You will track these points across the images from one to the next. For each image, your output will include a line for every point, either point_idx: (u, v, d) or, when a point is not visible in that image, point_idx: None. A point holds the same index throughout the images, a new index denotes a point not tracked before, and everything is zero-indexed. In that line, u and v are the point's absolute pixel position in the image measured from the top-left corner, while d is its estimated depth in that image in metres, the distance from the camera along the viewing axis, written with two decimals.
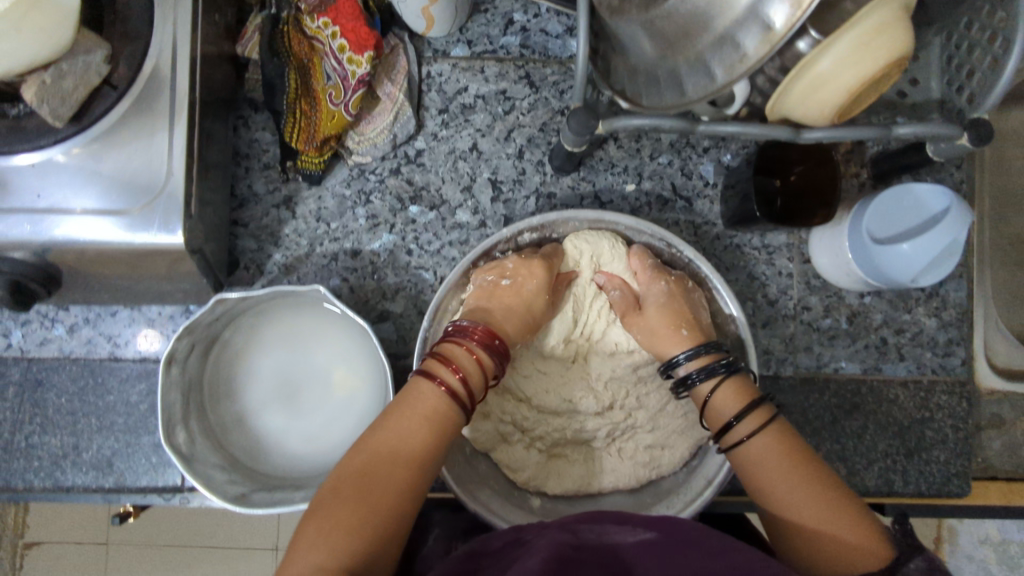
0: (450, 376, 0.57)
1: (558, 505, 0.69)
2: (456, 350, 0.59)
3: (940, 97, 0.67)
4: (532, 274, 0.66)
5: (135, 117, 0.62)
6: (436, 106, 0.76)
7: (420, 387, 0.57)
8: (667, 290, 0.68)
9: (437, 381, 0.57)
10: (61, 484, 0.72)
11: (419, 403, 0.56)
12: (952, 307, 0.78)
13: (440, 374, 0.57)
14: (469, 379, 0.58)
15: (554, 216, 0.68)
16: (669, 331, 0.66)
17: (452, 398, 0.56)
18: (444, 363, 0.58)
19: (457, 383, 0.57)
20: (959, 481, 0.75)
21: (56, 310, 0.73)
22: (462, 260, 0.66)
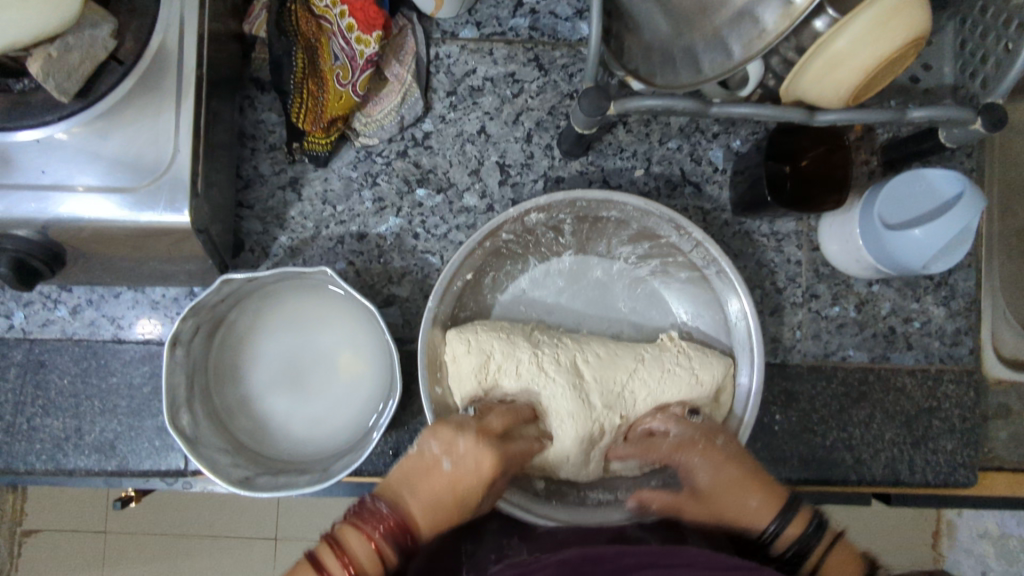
0: (362, 551, 0.49)
1: (562, 487, 0.70)
2: (353, 536, 0.50)
3: (952, 83, 0.67)
4: (477, 459, 0.56)
5: (140, 94, 0.61)
6: (443, 89, 0.75)
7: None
8: (707, 461, 0.60)
9: (363, 532, 0.50)
10: (63, 467, 0.71)
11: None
12: (961, 296, 0.77)
13: (326, 567, 0.48)
14: (362, 573, 0.48)
15: (561, 197, 0.66)
16: (738, 501, 0.58)
17: None
18: (344, 546, 0.49)
19: (364, 562, 0.49)
20: (965, 471, 0.74)
21: (59, 291, 0.73)
22: (466, 242, 0.64)
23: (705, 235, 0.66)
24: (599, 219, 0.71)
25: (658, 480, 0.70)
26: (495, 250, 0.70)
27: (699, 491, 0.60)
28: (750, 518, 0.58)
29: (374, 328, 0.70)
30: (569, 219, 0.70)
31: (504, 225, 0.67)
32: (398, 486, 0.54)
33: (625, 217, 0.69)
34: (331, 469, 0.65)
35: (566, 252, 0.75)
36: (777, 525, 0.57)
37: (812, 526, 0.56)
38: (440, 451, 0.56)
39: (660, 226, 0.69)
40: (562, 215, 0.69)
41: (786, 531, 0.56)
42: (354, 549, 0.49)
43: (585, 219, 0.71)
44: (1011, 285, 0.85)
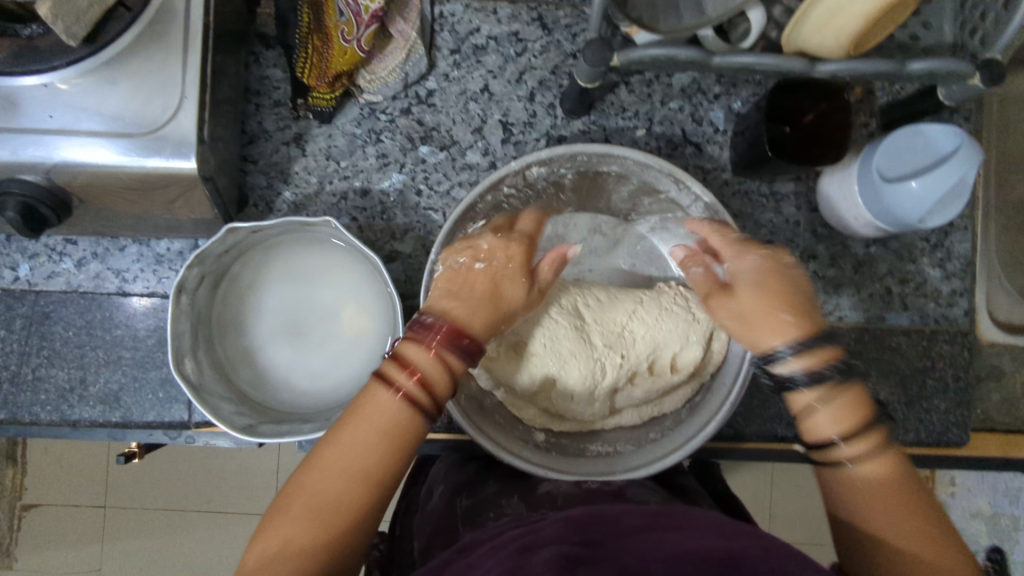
0: (428, 362, 0.51)
1: (561, 440, 0.70)
2: (417, 346, 0.51)
3: (952, 41, 0.67)
4: (509, 257, 0.61)
5: (148, 42, 0.61)
6: (448, 47, 0.76)
7: (376, 395, 0.50)
8: (759, 264, 0.56)
9: (421, 346, 0.51)
10: (68, 418, 0.72)
11: (377, 414, 0.49)
12: (957, 258, 0.78)
13: (396, 378, 0.50)
14: (428, 381, 0.50)
15: (563, 150, 0.66)
16: (770, 315, 0.53)
17: (412, 405, 0.49)
18: (406, 358, 0.50)
19: (427, 370, 0.50)
20: (958, 430, 0.75)
21: (64, 243, 0.73)
22: (467, 196, 0.64)
23: (705, 189, 0.66)
24: (599, 174, 0.72)
25: (656, 433, 0.70)
26: (496, 206, 0.71)
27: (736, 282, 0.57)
28: (770, 333, 0.53)
29: (377, 281, 0.71)
30: (570, 174, 0.71)
31: (506, 179, 0.67)
32: (444, 300, 0.57)
33: (625, 171, 0.70)
34: (333, 417, 0.66)
35: (567, 209, 0.76)
36: (794, 346, 0.51)
37: (820, 375, 0.50)
38: (469, 259, 0.60)
39: (659, 179, 0.69)
40: (563, 169, 0.70)
41: (793, 362, 0.51)
42: (417, 363, 0.50)
43: (584, 174, 0.72)
44: (1006, 251, 0.86)
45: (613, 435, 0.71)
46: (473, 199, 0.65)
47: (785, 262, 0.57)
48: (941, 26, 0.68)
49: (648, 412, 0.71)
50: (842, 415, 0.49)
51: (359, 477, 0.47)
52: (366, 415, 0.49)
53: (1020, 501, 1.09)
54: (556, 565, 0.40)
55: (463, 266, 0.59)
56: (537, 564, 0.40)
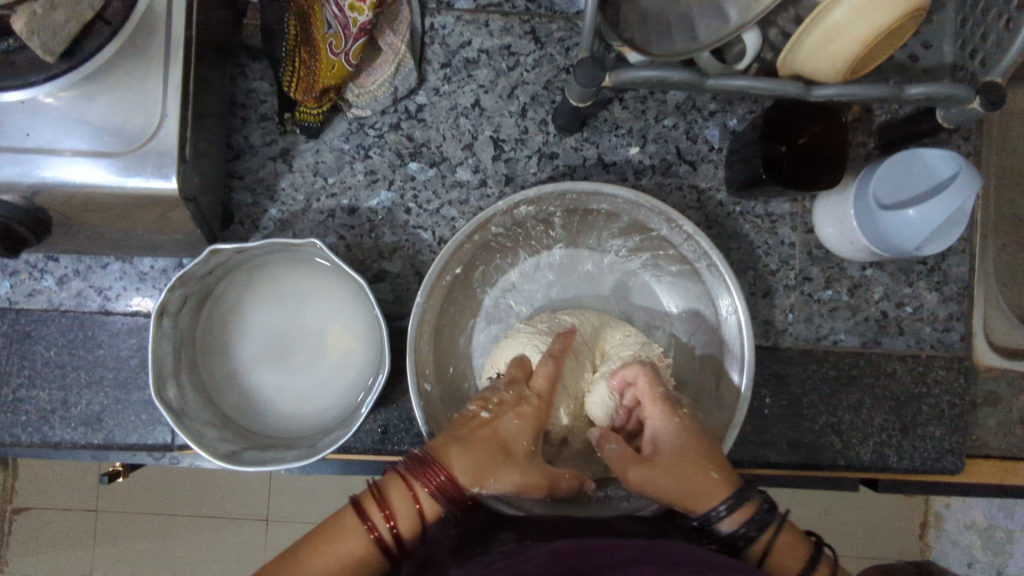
0: (405, 509, 0.53)
1: (553, 485, 0.69)
2: (403, 489, 0.53)
3: (952, 62, 0.66)
4: (519, 415, 0.59)
5: (130, 57, 0.60)
6: (438, 60, 0.74)
7: (346, 521, 0.52)
8: (683, 426, 0.59)
9: (406, 492, 0.53)
10: (49, 439, 0.70)
11: (347, 542, 0.51)
12: (954, 282, 0.77)
13: (371, 516, 0.52)
14: (400, 529, 0.52)
15: (551, 189, 0.65)
16: (698, 473, 0.55)
17: (379, 547, 0.52)
18: (386, 499, 0.53)
19: (401, 516, 0.53)
20: (953, 457, 0.74)
21: (45, 261, 0.72)
22: (452, 237, 0.63)
23: (696, 227, 0.65)
24: (590, 212, 0.72)
25: None
26: (485, 243, 0.71)
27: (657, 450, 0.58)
28: (703, 496, 0.54)
29: (363, 303, 0.70)
30: (558, 213, 0.71)
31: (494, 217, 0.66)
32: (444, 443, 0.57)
33: (615, 209, 0.70)
34: (318, 444, 0.64)
35: (556, 246, 0.75)
36: (726, 505, 0.53)
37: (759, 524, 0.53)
38: (479, 407, 0.60)
39: (651, 217, 0.69)
40: (551, 208, 0.69)
41: (730, 521, 0.53)
42: (394, 509, 0.53)
43: (573, 210, 0.71)
44: (1005, 272, 0.85)
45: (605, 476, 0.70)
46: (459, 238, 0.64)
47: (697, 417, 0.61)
48: (941, 46, 0.67)
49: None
50: (791, 552, 0.53)
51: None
52: (331, 548, 0.51)
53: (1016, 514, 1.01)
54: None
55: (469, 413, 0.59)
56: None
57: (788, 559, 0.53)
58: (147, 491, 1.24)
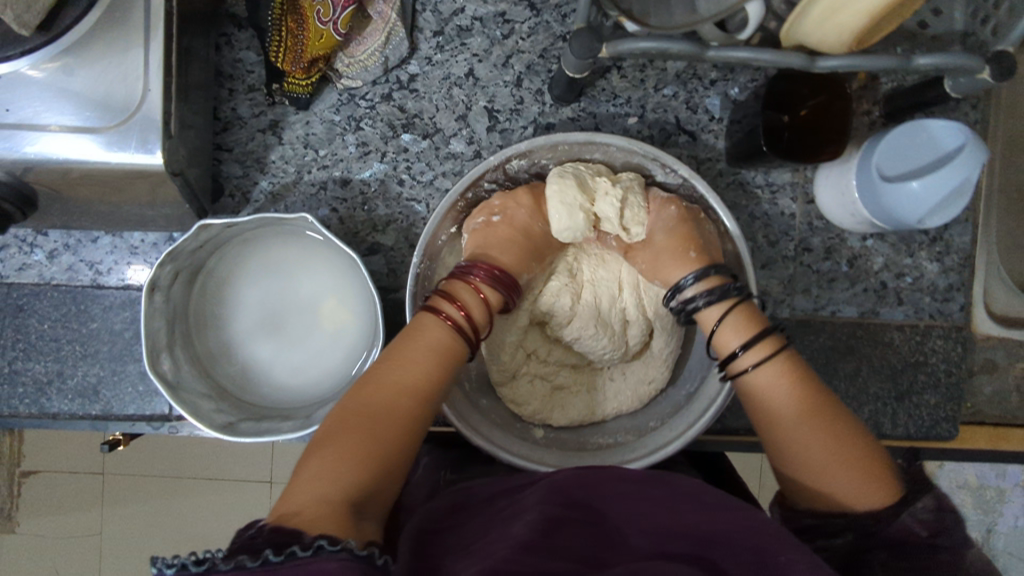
0: (472, 299, 0.61)
1: (561, 435, 0.69)
2: (468, 289, 0.61)
3: (962, 29, 0.64)
4: (520, 203, 0.68)
5: (110, 26, 0.58)
6: (430, 28, 0.72)
7: (427, 321, 0.58)
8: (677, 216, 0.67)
9: (465, 283, 0.61)
10: (47, 411, 0.71)
11: (428, 334, 0.57)
12: (956, 252, 0.76)
13: (444, 307, 0.59)
14: (473, 314, 0.60)
15: (542, 140, 0.64)
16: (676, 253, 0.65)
17: (459, 331, 0.58)
18: (438, 308, 0.59)
19: (469, 303, 0.60)
20: (947, 424, 0.75)
21: (35, 235, 0.71)
22: (441, 200, 0.62)
23: (692, 170, 0.64)
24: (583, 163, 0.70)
25: (655, 422, 0.69)
26: (474, 201, 0.70)
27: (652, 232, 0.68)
28: (678, 267, 0.65)
29: (356, 277, 0.69)
30: (552, 164, 0.70)
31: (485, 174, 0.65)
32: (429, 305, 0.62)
33: (609, 157, 0.69)
34: (314, 415, 0.65)
35: None
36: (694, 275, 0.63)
37: (759, 339, 0.58)
38: (488, 215, 0.67)
39: (646, 162, 0.68)
40: (543, 160, 0.69)
41: (694, 286, 0.63)
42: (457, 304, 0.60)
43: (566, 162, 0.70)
44: (1009, 242, 0.83)
45: (611, 427, 0.70)
46: (437, 214, 0.63)
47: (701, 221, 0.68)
48: (952, 12, 0.64)
49: (647, 394, 0.70)
50: (741, 327, 0.60)
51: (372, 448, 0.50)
52: (421, 339, 0.57)
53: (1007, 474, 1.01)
54: (538, 525, 0.45)
55: (486, 224, 0.66)
56: (522, 526, 0.45)
57: (738, 330, 0.60)
58: (150, 460, 1.26)
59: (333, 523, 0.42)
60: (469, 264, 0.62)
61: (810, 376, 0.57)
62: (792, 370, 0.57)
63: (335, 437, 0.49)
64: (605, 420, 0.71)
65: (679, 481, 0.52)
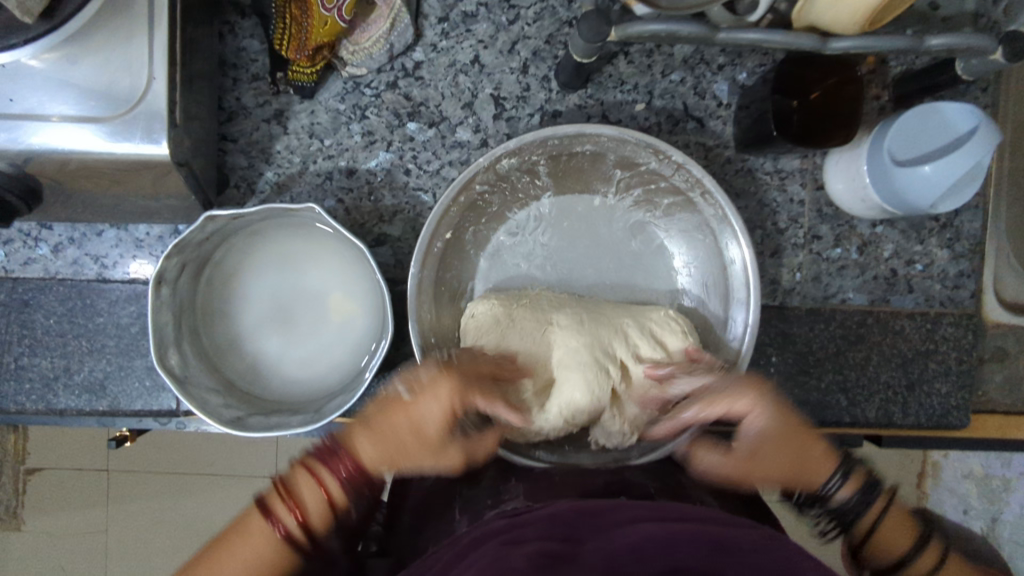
0: (321, 488, 0.52)
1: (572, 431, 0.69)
2: (310, 480, 0.52)
3: (973, 10, 0.63)
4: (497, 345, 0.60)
5: (112, 14, 0.57)
6: (435, 15, 0.71)
7: (253, 527, 0.51)
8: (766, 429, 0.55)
9: (324, 469, 0.52)
10: (55, 407, 0.71)
11: (250, 549, 0.50)
12: (966, 239, 0.75)
13: (276, 513, 0.51)
14: (311, 514, 0.51)
15: (530, 138, 0.64)
16: (780, 453, 0.55)
17: (301, 533, 0.51)
18: (294, 491, 0.52)
19: (321, 492, 0.52)
20: (958, 413, 0.74)
21: (39, 228, 0.70)
22: (437, 202, 0.62)
23: (687, 157, 0.64)
24: (574, 155, 0.69)
25: None
26: (472, 204, 0.69)
27: (749, 451, 0.56)
28: (813, 475, 0.55)
29: (363, 268, 0.69)
30: (544, 160, 0.69)
31: (477, 176, 0.65)
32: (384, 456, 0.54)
33: (601, 149, 0.68)
34: (323, 409, 0.64)
35: (544, 195, 0.72)
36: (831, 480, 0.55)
37: (864, 489, 0.54)
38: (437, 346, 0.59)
39: (640, 152, 0.67)
40: (534, 157, 0.67)
41: (841, 490, 0.54)
42: (311, 495, 0.52)
43: (561, 157, 0.69)
44: None
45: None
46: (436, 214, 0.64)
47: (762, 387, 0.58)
48: None
49: None
50: (817, 464, 0.55)
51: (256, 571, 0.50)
52: (235, 552, 0.50)
53: (1015, 463, 1.01)
54: (539, 559, 0.40)
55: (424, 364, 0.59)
56: (517, 556, 0.40)
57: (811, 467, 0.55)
58: (155, 460, 1.26)
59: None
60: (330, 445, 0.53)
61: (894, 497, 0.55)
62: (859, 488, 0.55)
63: None
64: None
65: (689, 507, 0.47)
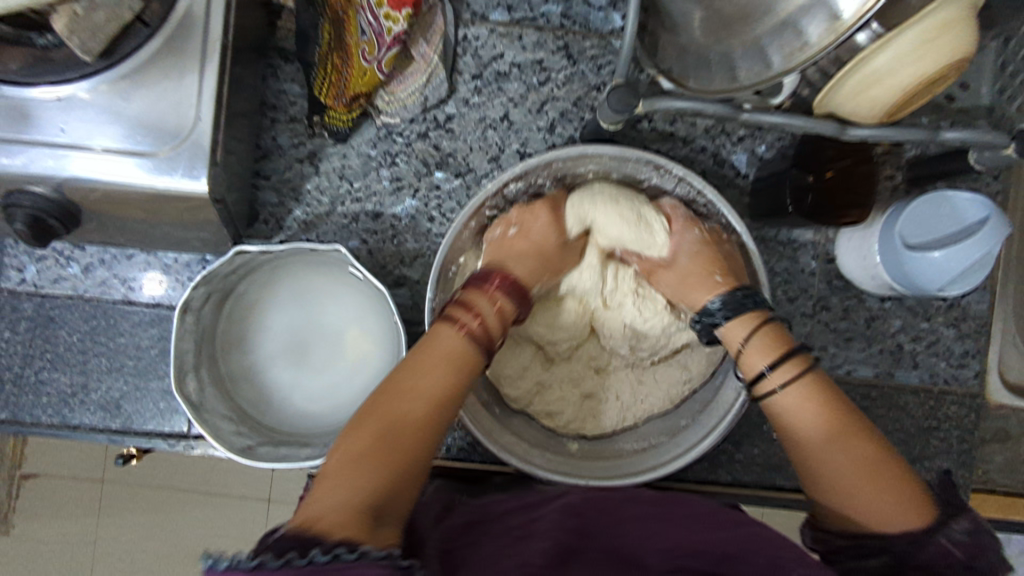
0: (488, 309, 0.60)
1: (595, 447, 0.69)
2: (468, 311, 0.59)
3: (987, 105, 0.66)
4: (537, 216, 0.67)
5: (166, 55, 0.60)
6: (469, 72, 0.74)
7: (439, 329, 0.58)
8: (697, 238, 0.67)
9: (483, 294, 0.61)
10: (69, 422, 0.72)
11: (441, 342, 0.56)
12: (973, 319, 0.76)
13: (458, 317, 0.59)
14: (488, 322, 0.59)
15: (536, 162, 0.64)
16: (701, 278, 0.66)
17: (472, 337, 0.57)
18: (470, 302, 0.60)
19: (484, 311, 0.59)
20: (958, 490, 0.75)
21: (72, 249, 0.73)
22: (448, 229, 0.62)
23: (686, 169, 0.65)
24: (578, 178, 0.71)
25: (687, 420, 0.69)
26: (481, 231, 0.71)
27: (675, 262, 0.68)
28: (705, 292, 0.65)
29: (382, 307, 0.70)
30: (549, 184, 0.70)
31: (484, 202, 0.66)
32: (500, 257, 0.65)
33: (602, 167, 0.69)
34: (332, 442, 0.65)
35: None
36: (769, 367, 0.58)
37: (742, 297, 0.62)
38: (505, 228, 0.68)
39: (640, 169, 0.69)
40: (539, 180, 0.69)
41: (722, 308, 0.63)
42: (482, 309, 0.59)
43: (565, 181, 0.71)
44: None
45: (645, 428, 0.70)
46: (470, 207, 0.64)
47: (720, 238, 0.68)
48: (978, 88, 0.66)
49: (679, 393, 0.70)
50: (766, 348, 0.59)
51: (434, 393, 0.53)
52: (433, 348, 0.56)
53: None
54: (555, 554, 0.46)
55: (500, 235, 0.67)
56: (535, 553, 0.46)
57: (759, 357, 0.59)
58: None
59: (364, 525, 0.42)
60: (479, 274, 0.62)
61: (841, 404, 0.55)
62: (820, 394, 0.56)
63: (403, 380, 0.53)
64: (638, 423, 0.71)
65: (691, 501, 0.54)
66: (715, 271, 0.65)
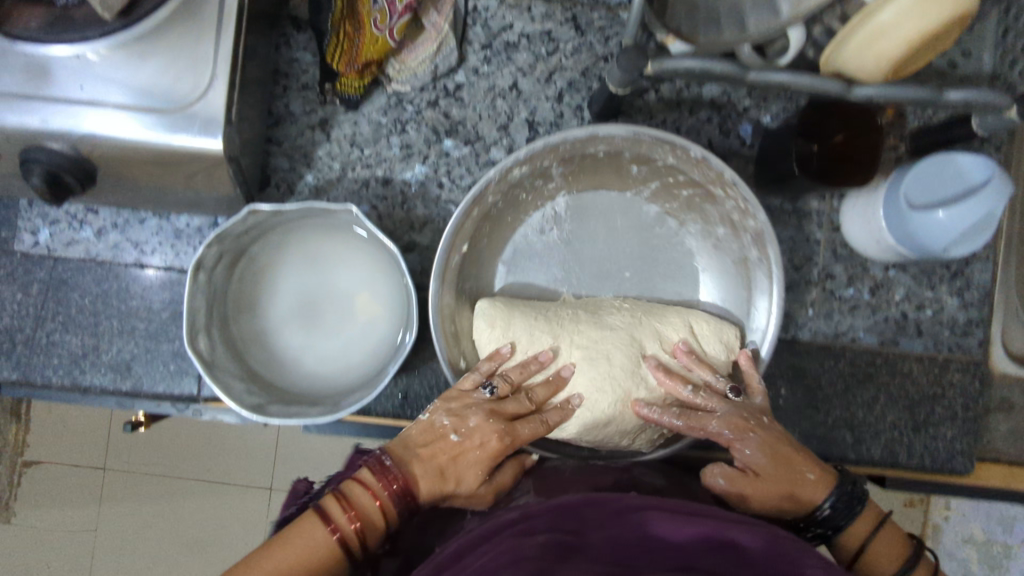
0: (366, 500, 0.55)
1: None
2: (360, 488, 0.55)
3: (990, 71, 0.67)
4: (483, 441, 0.59)
5: (183, 16, 0.61)
6: (479, 42, 0.75)
7: (306, 523, 0.53)
8: (758, 440, 0.60)
9: (369, 487, 0.55)
10: (80, 383, 0.72)
11: (303, 539, 0.52)
12: (976, 288, 0.77)
13: (348, 498, 0.54)
14: (365, 528, 0.54)
15: (542, 146, 0.65)
16: (777, 483, 0.59)
17: (342, 546, 0.53)
18: (347, 493, 0.55)
19: (364, 508, 0.54)
20: (963, 458, 0.75)
21: (85, 212, 0.73)
22: (454, 213, 0.64)
23: (703, 153, 0.65)
24: (589, 157, 0.72)
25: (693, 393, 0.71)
26: (485, 214, 0.72)
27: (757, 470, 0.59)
28: (749, 444, 0.60)
29: (393, 271, 0.71)
30: (555, 164, 0.72)
31: (490, 188, 0.67)
32: (409, 459, 0.58)
33: (613, 149, 0.70)
34: (342, 402, 0.66)
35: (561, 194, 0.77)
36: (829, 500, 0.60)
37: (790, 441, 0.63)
38: (443, 416, 0.61)
39: (654, 151, 0.69)
40: (546, 162, 0.70)
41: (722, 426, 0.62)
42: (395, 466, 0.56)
43: (574, 160, 0.73)
44: None
45: None
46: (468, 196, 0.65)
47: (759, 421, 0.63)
48: (981, 56, 0.67)
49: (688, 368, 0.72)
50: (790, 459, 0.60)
51: None
52: (296, 540, 0.52)
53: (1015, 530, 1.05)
54: (553, 551, 0.42)
55: (429, 420, 0.61)
56: (529, 548, 0.42)
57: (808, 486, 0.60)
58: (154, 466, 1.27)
59: None
60: (376, 462, 0.56)
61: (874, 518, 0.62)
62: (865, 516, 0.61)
63: (261, 568, 0.49)
64: None
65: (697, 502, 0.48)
66: (748, 430, 0.61)
